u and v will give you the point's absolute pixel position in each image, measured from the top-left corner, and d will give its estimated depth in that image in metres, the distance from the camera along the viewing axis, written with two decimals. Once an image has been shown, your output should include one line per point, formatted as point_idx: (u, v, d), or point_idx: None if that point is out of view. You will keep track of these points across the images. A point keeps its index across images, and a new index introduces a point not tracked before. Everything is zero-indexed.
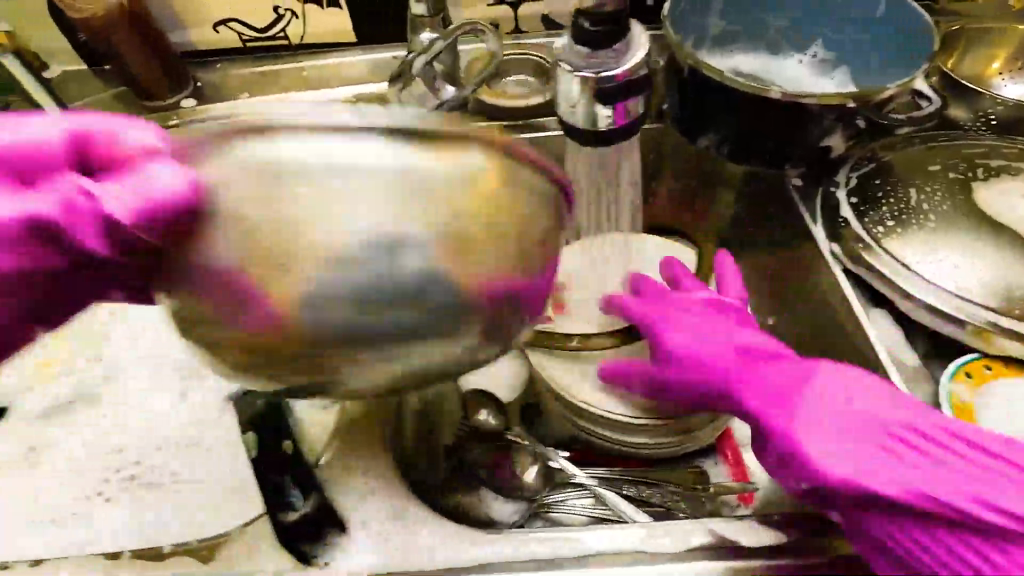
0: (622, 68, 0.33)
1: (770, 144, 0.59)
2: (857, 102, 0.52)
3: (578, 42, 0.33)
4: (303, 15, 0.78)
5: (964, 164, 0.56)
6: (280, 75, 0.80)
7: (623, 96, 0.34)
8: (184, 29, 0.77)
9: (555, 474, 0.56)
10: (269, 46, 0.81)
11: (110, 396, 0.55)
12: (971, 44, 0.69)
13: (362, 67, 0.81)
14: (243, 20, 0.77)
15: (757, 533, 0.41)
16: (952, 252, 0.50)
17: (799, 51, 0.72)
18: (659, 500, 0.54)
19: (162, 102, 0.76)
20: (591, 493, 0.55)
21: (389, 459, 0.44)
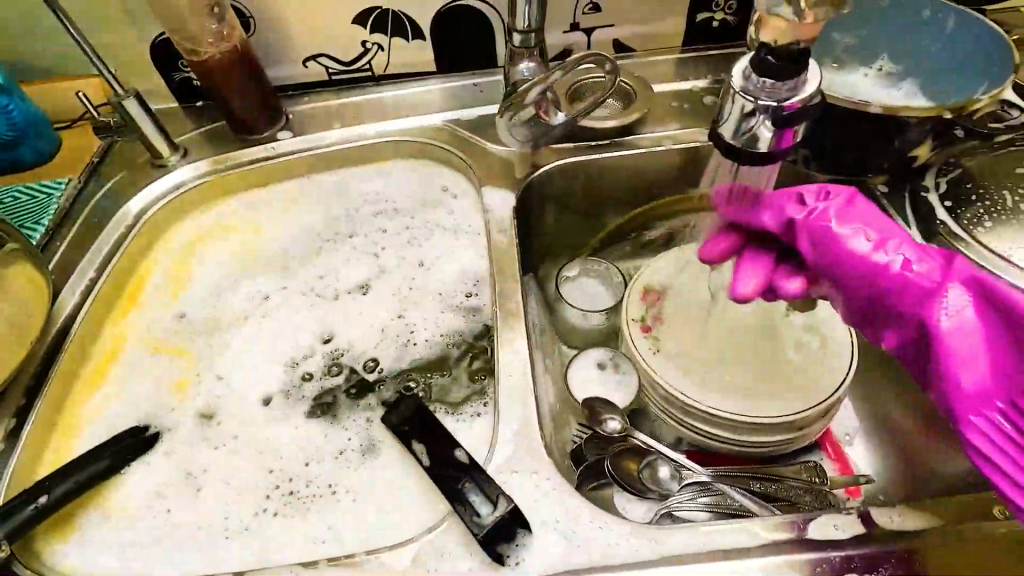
0: (796, 99, 0.36)
1: (856, 152, 0.62)
2: (952, 114, 0.55)
3: (761, 73, 0.36)
4: (388, 48, 0.82)
5: None
6: (365, 105, 0.84)
7: (788, 123, 0.37)
8: (275, 66, 0.81)
9: (681, 473, 0.57)
10: (354, 78, 0.85)
11: (258, 416, 0.58)
12: None
13: (443, 94, 0.85)
14: (331, 55, 0.82)
15: (910, 519, 0.44)
16: None
17: (866, 63, 0.75)
18: (785, 494, 0.56)
19: (258, 135, 0.79)
20: (717, 491, 0.56)
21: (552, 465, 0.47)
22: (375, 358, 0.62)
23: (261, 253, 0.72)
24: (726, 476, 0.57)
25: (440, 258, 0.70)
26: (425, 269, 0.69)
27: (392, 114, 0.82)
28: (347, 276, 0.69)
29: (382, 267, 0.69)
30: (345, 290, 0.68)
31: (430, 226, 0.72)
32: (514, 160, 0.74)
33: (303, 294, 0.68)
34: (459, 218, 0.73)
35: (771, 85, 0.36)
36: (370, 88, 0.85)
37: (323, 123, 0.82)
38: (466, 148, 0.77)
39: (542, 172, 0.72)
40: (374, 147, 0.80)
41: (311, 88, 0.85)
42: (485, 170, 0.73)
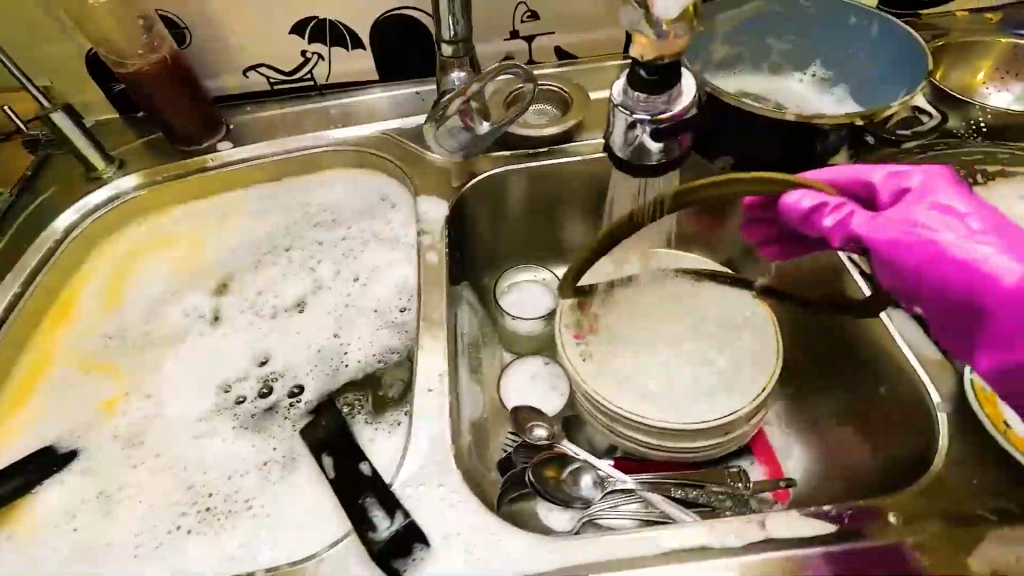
0: (673, 110, 0.37)
1: (780, 161, 0.62)
2: (865, 121, 0.56)
3: (634, 87, 0.36)
4: (328, 57, 0.81)
5: (965, 171, 0.60)
6: (308, 115, 0.84)
7: (669, 134, 0.38)
8: (215, 76, 0.81)
9: (604, 481, 0.58)
10: (296, 88, 0.85)
11: (181, 431, 0.57)
12: (957, 58, 0.74)
13: (385, 104, 0.85)
14: (271, 64, 0.81)
15: (814, 526, 0.44)
16: None
17: (800, 69, 0.78)
18: (706, 500, 0.57)
19: (197, 146, 0.79)
20: (640, 498, 0.57)
21: (462, 476, 0.47)
22: (305, 369, 0.62)
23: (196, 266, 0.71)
24: (649, 483, 0.57)
25: (375, 268, 0.70)
26: (359, 280, 0.69)
27: (334, 124, 0.82)
28: (282, 290, 0.69)
29: (318, 280, 0.69)
30: (278, 303, 0.67)
31: (368, 237, 0.72)
32: (451, 169, 0.74)
33: (236, 306, 0.67)
34: (396, 229, 0.73)
35: (645, 98, 0.36)
36: (313, 98, 0.85)
37: (264, 133, 0.82)
38: (405, 157, 0.77)
39: (477, 181, 0.72)
40: (315, 157, 0.80)
41: (252, 98, 0.84)
42: (422, 179, 0.73)
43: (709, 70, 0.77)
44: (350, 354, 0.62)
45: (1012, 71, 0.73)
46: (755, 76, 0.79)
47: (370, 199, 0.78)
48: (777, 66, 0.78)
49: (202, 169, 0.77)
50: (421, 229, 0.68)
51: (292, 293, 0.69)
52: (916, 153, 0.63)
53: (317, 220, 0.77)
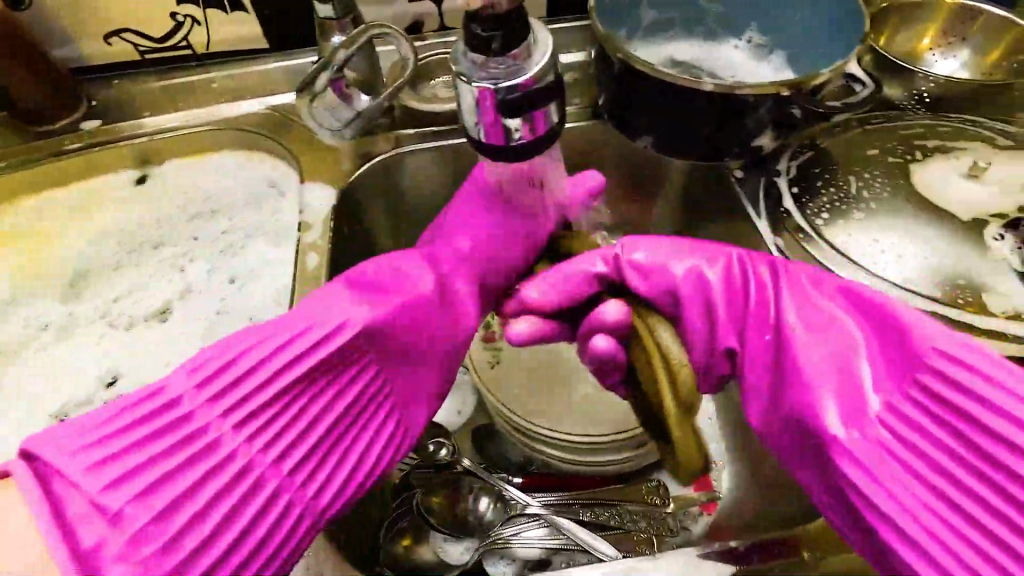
0: (526, 75, 0.29)
1: (701, 138, 0.55)
2: (791, 91, 0.49)
3: (471, 49, 0.28)
4: (203, 21, 0.70)
5: (904, 146, 0.54)
6: (186, 89, 0.73)
7: (528, 107, 0.30)
8: (70, 43, 0.69)
9: (508, 504, 0.52)
10: (172, 58, 0.73)
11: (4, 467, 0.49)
12: (902, 20, 0.67)
13: (277, 76, 0.74)
14: (136, 29, 0.69)
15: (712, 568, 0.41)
16: (896, 241, 0.47)
17: (736, 35, 0.70)
18: (618, 522, 0.51)
19: (51, 126, 0.69)
20: (545, 523, 0.51)
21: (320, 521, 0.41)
22: None
23: (43, 267, 0.62)
24: (555, 505, 0.52)
25: (254, 269, 0.61)
26: (235, 283, 0.60)
27: (215, 100, 0.72)
28: (142, 296, 0.59)
29: (186, 284, 0.60)
30: (135, 312, 0.58)
31: (249, 232, 0.63)
32: (344, 151, 0.64)
33: (86, 316, 0.58)
34: (282, 222, 0.64)
35: (488, 61, 0.28)
36: (193, 70, 0.74)
37: (133, 110, 0.71)
38: (294, 138, 0.67)
39: (372, 165, 0.63)
40: (192, 138, 0.70)
41: (120, 69, 0.73)
42: (310, 164, 0.64)
43: (635, 36, 0.69)
44: None
45: (960, 35, 0.67)
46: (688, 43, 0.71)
47: (254, 186, 0.68)
48: (712, 30, 0.71)
49: (52, 154, 0.67)
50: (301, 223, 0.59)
51: (153, 299, 0.59)
52: (851, 126, 0.57)
53: (193, 212, 0.66)
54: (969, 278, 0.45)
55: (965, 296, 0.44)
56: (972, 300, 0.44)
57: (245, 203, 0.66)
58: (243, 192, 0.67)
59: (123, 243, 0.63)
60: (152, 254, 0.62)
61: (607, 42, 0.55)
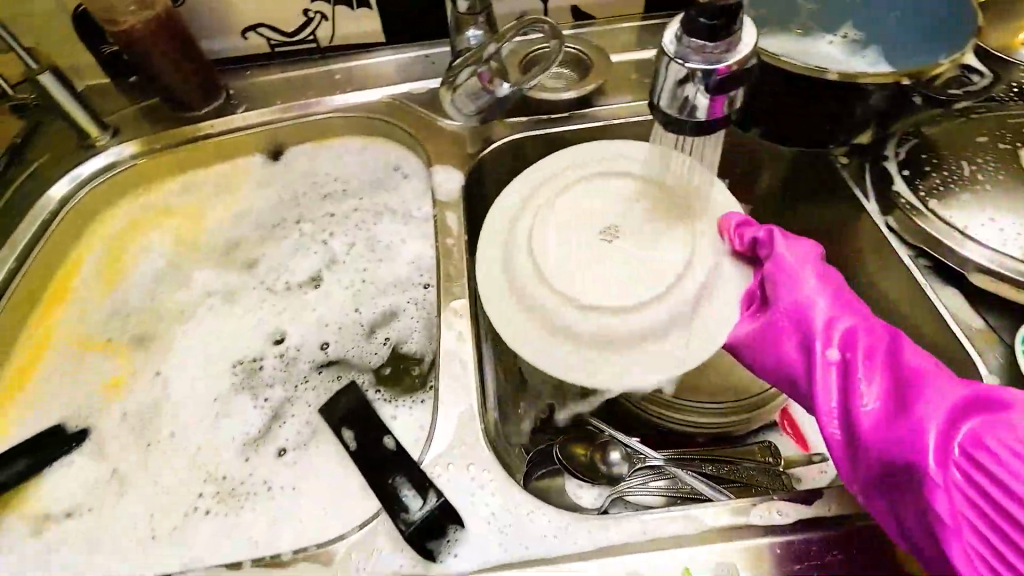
0: (731, 59, 0.34)
1: (812, 125, 0.60)
2: (911, 80, 0.53)
3: (691, 35, 0.33)
4: (331, 17, 0.76)
5: (1011, 134, 0.57)
6: (311, 81, 0.79)
7: (726, 88, 0.35)
8: (212, 36, 0.76)
9: (633, 458, 0.56)
10: (299, 51, 0.80)
11: (189, 409, 0.55)
12: (996, 16, 0.70)
13: (393, 67, 0.80)
14: (271, 24, 0.76)
15: (842, 499, 0.43)
16: (1010, 219, 0.50)
17: (830, 31, 0.74)
18: (739, 476, 0.55)
19: (195, 113, 0.75)
20: (670, 475, 0.55)
21: (494, 458, 0.45)
22: (323, 348, 0.57)
23: (201, 238, 0.69)
24: (677, 459, 0.56)
25: (389, 243, 0.66)
26: (373, 253, 0.65)
27: (338, 89, 0.78)
28: (291, 264, 0.65)
29: (329, 254, 0.66)
30: (287, 280, 0.64)
31: (380, 209, 0.69)
32: (465, 135, 0.70)
33: (244, 281, 0.64)
34: (408, 199, 0.70)
35: (704, 46, 0.33)
36: (317, 62, 0.80)
37: (265, 99, 0.77)
38: (417, 124, 0.73)
39: (493, 150, 0.68)
40: (319, 125, 0.77)
41: (252, 61, 0.79)
42: (434, 147, 0.70)
43: None
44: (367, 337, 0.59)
45: None
46: (782, 36, 0.75)
47: (379, 169, 0.74)
48: (806, 26, 0.75)
49: (200, 137, 0.74)
50: (436, 203, 0.64)
51: (303, 267, 0.65)
52: (958, 116, 0.60)
53: (325, 190, 0.72)
54: None
55: None
56: None
57: (373, 183, 0.72)
58: (369, 174, 0.73)
59: (269, 218, 0.70)
60: (294, 227, 0.69)
61: None
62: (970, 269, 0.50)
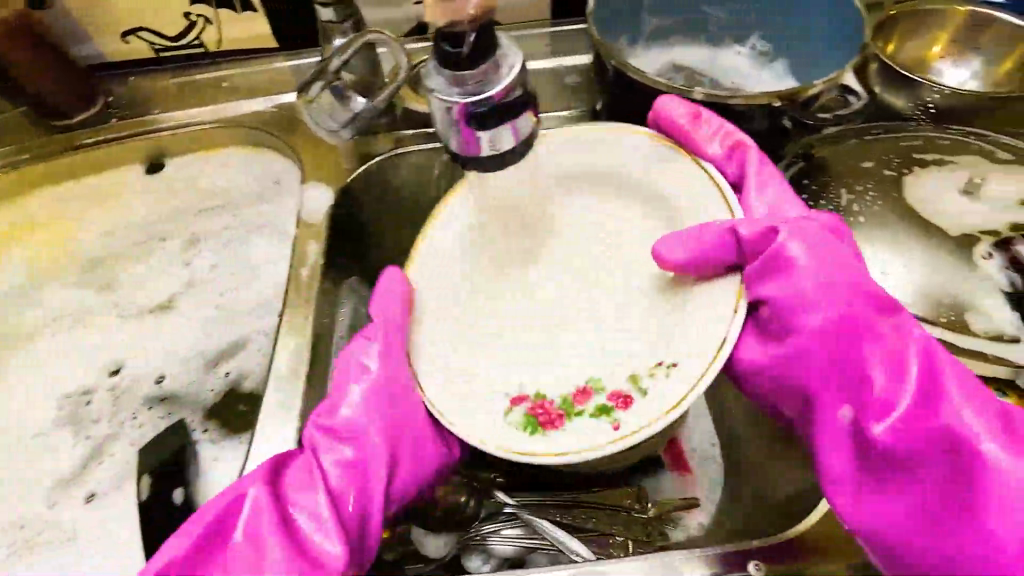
0: (496, 87, 0.30)
1: None
2: (783, 102, 0.49)
3: (442, 64, 0.29)
4: (216, 20, 0.72)
5: (899, 159, 0.53)
6: (197, 87, 0.75)
7: (499, 118, 0.31)
8: (88, 39, 0.72)
9: (486, 503, 0.53)
10: (186, 55, 0.75)
11: (9, 445, 0.51)
12: (909, 30, 0.66)
13: (285, 74, 0.76)
14: (152, 28, 0.72)
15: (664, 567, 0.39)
16: (880, 256, 0.47)
17: (739, 41, 0.70)
18: (595, 525, 0.52)
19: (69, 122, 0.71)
20: (522, 523, 0.52)
21: None
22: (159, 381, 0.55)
23: (60, 255, 0.65)
24: (535, 505, 0.53)
25: (254, 266, 0.62)
26: (236, 275, 0.62)
27: (225, 97, 0.74)
28: (151, 287, 0.62)
29: (191, 277, 0.62)
30: (141, 304, 0.60)
31: (251, 227, 0.65)
32: (343, 149, 0.66)
33: (96, 302, 0.61)
34: (282, 218, 0.66)
35: (460, 75, 0.29)
36: (206, 67, 0.76)
37: (145, 106, 0.73)
38: (298, 136, 0.69)
39: (370, 166, 0.64)
40: (200, 135, 0.72)
41: (136, 66, 0.75)
42: (311, 162, 0.66)
43: (638, 42, 0.69)
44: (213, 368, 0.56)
45: (971, 45, 0.65)
46: (690, 48, 0.71)
47: (259, 183, 0.70)
48: (715, 35, 0.70)
49: (69, 147, 0.69)
50: (300, 224, 0.60)
51: (160, 290, 0.61)
52: (851, 137, 0.56)
53: (201, 205, 0.68)
54: (959, 297, 0.44)
55: (951, 314, 0.43)
56: (958, 318, 0.44)
57: (250, 198, 0.68)
58: (248, 189, 0.70)
59: (134, 235, 0.66)
60: (160, 246, 0.65)
61: (601, 49, 0.55)
62: None
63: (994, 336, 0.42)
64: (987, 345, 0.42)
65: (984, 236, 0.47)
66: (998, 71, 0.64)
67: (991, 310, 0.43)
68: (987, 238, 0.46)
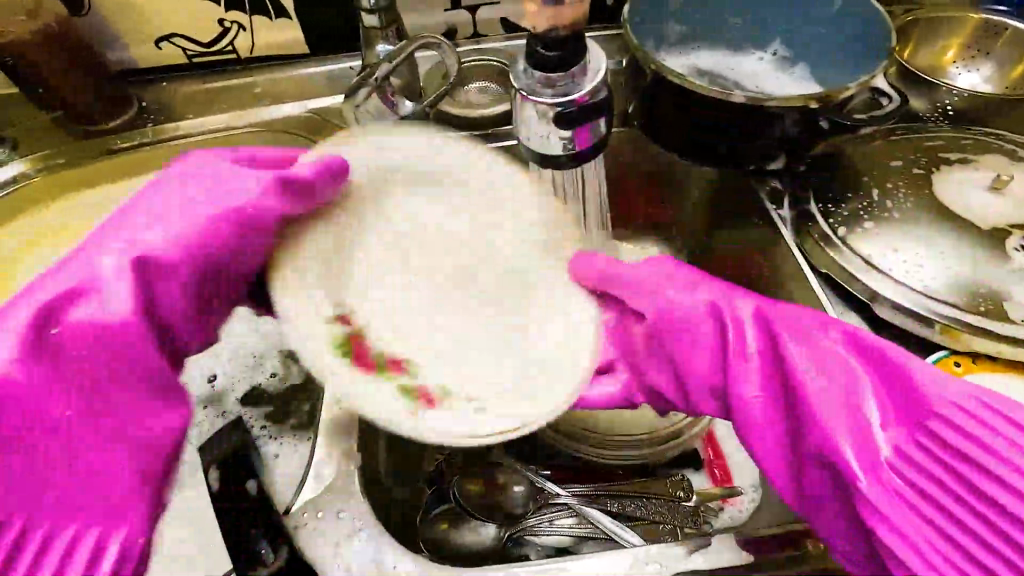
0: (582, 90, 0.32)
1: (724, 145, 0.58)
2: (817, 104, 0.52)
3: (534, 67, 0.31)
4: (249, 27, 0.73)
5: (925, 158, 0.56)
6: (230, 93, 0.76)
7: (584, 120, 0.33)
8: (122, 46, 0.72)
9: (537, 494, 0.54)
10: (217, 61, 0.76)
11: None
12: (925, 35, 0.69)
13: (318, 79, 0.77)
14: (186, 34, 0.72)
15: (720, 552, 0.41)
16: (915, 251, 0.49)
17: (760, 48, 0.71)
18: (644, 513, 0.53)
19: (105, 126, 0.71)
20: (574, 512, 0.53)
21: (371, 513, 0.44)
22: (209, 380, 0.56)
23: None
24: (584, 495, 0.54)
25: None
26: None
27: (258, 103, 0.75)
28: None
29: None
30: None
31: None
32: None
33: None
34: None
35: (550, 79, 0.31)
36: (238, 73, 0.77)
37: (178, 110, 0.74)
38: (333, 139, 0.70)
39: None
40: (234, 138, 0.74)
41: (168, 71, 0.76)
42: None
43: (663, 47, 0.72)
44: (262, 363, 0.57)
45: (983, 50, 0.68)
46: (714, 51, 0.73)
47: None
48: (738, 41, 0.73)
49: (105, 151, 0.71)
50: None
51: None
52: (876, 137, 0.58)
53: None
54: (991, 287, 0.47)
55: (985, 303, 0.46)
56: (992, 307, 0.46)
57: None
58: None
59: None
60: None
61: (640, 51, 0.57)
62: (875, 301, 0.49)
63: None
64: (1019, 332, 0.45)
65: (1013, 229, 0.49)
66: (1009, 74, 0.67)
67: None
68: (1016, 232, 0.49)
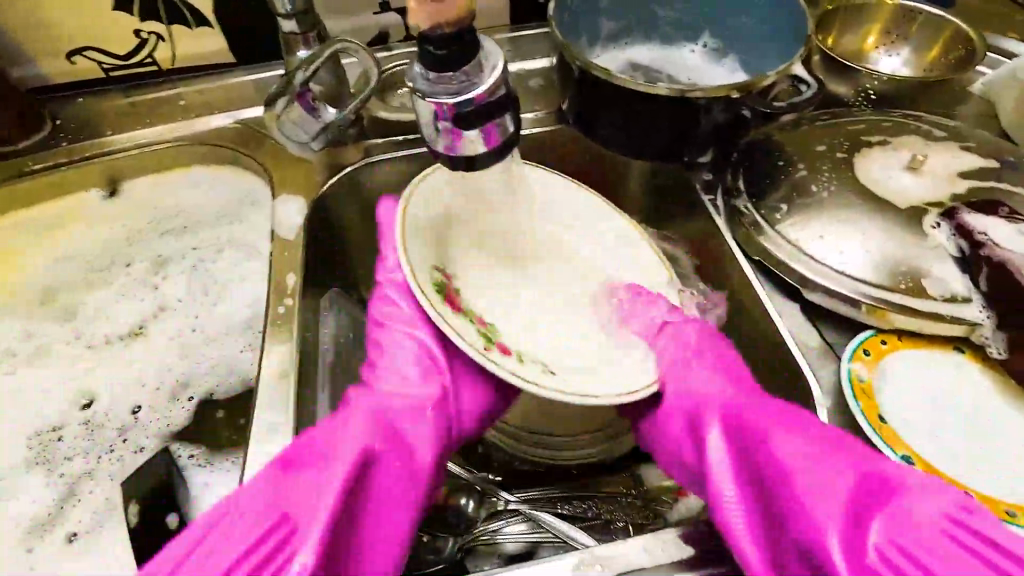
0: (479, 88, 0.31)
1: (657, 138, 0.57)
2: (740, 93, 0.52)
3: (427, 67, 0.30)
4: (168, 37, 0.69)
5: (849, 142, 0.57)
6: (153, 106, 0.71)
7: (484, 118, 0.32)
8: (30, 61, 0.68)
9: (486, 502, 0.53)
10: (136, 74, 0.72)
11: None
12: (846, 22, 0.71)
13: (246, 88, 0.73)
14: (100, 47, 0.69)
15: (661, 548, 0.41)
16: (841, 233, 0.50)
17: (692, 40, 0.74)
18: (594, 513, 0.52)
19: (14, 146, 0.67)
20: (524, 519, 0.52)
21: None
22: (133, 413, 0.53)
23: (16, 288, 0.62)
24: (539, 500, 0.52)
25: (229, 285, 0.61)
26: (209, 297, 0.60)
27: (182, 114, 0.71)
28: (118, 315, 0.59)
29: (161, 300, 0.60)
30: (112, 332, 0.58)
31: (223, 244, 0.64)
32: (312, 160, 0.64)
33: (59, 334, 0.58)
34: (255, 233, 0.64)
35: (443, 77, 0.30)
36: (160, 85, 0.73)
37: (98, 126, 0.69)
38: (263, 149, 0.67)
39: (341, 175, 0.63)
40: (157, 153, 0.69)
41: (85, 86, 0.72)
42: (278, 174, 0.64)
43: (597, 44, 0.72)
44: (193, 389, 0.54)
45: (901, 34, 0.70)
46: (648, 46, 0.74)
47: (226, 199, 0.68)
48: (669, 34, 0.74)
49: (18, 173, 0.65)
50: (273, 239, 0.58)
51: (130, 316, 0.59)
52: (801, 124, 0.59)
53: (164, 226, 0.66)
54: (913, 264, 0.48)
55: (907, 280, 0.47)
56: (915, 284, 0.47)
57: (219, 215, 0.67)
58: (216, 205, 0.68)
59: (96, 261, 0.63)
60: (124, 270, 0.63)
61: (566, 48, 0.57)
62: (807, 286, 0.50)
63: (948, 298, 0.46)
64: (940, 307, 0.46)
65: (932, 207, 0.51)
66: (926, 56, 0.69)
67: (943, 275, 0.47)
68: (935, 209, 0.50)
